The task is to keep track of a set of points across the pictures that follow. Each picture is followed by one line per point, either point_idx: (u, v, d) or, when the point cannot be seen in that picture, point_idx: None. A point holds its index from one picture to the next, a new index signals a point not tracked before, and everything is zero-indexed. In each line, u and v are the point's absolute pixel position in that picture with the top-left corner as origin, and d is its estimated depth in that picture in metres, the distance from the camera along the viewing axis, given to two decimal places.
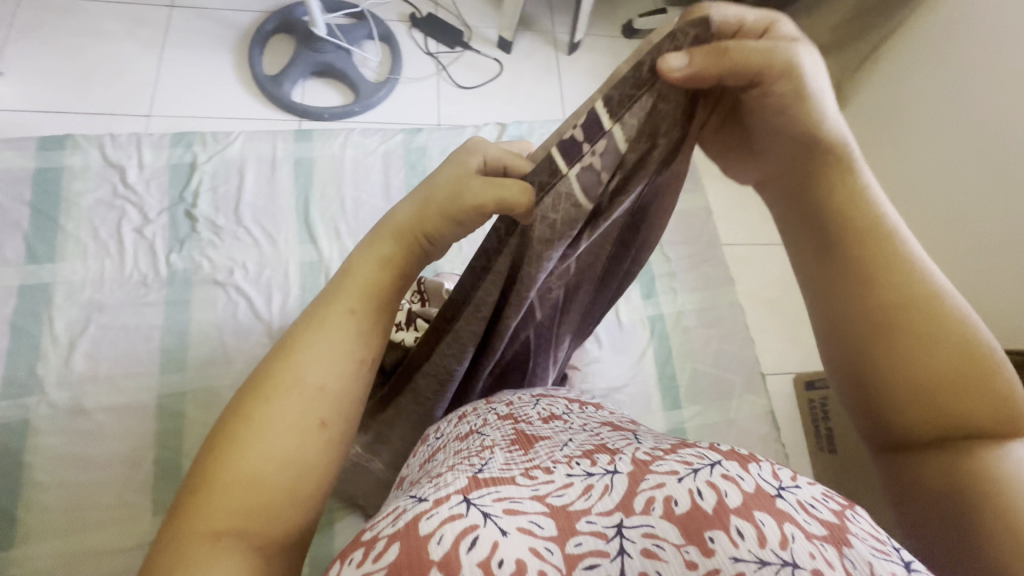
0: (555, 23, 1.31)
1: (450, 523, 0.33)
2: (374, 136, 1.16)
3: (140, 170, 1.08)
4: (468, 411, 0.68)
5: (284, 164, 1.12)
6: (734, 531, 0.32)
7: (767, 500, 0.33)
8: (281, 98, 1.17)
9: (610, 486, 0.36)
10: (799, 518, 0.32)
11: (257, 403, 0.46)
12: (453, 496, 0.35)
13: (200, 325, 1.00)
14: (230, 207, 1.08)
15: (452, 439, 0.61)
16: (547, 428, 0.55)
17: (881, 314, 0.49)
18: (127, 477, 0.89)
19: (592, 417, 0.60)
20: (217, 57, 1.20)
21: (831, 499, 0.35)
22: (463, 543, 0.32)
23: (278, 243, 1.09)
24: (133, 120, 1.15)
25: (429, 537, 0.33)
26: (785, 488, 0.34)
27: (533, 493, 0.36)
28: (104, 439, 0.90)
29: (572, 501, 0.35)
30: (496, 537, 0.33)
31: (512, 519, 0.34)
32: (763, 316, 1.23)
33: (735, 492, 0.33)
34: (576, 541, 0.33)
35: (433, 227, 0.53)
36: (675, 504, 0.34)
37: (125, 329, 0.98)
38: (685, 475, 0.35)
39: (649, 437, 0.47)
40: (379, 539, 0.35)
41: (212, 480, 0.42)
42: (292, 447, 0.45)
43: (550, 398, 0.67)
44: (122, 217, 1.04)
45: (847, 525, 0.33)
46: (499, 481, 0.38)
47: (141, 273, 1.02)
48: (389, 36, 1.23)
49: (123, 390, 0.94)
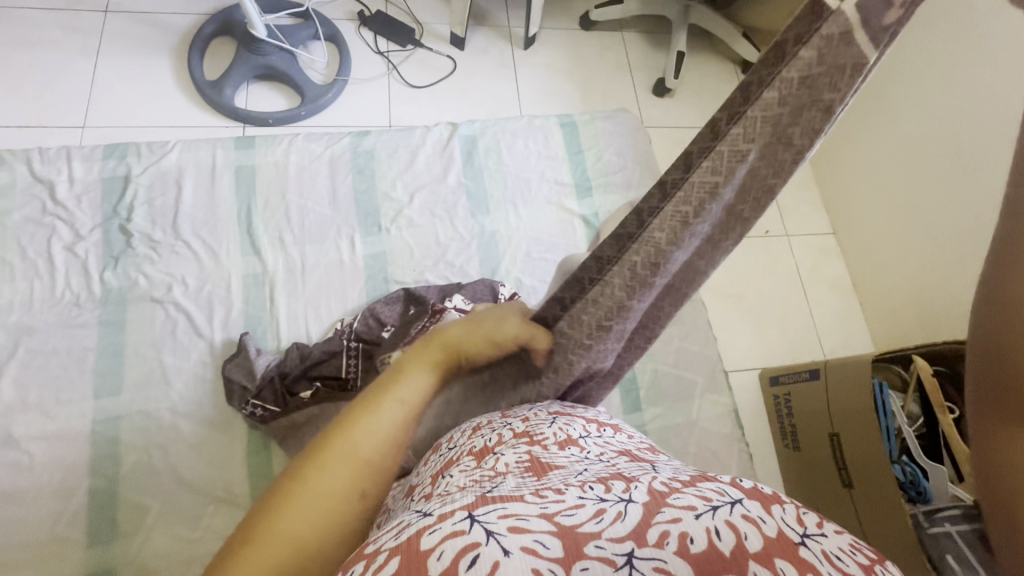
0: (510, 18, 1.37)
1: (452, 539, 0.35)
2: (320, 140, 1.09)
3: (71, 185, 0.99)
4: (483, 421, 0.63)
5: (224, 173, 1.04)
6: None
7: (788, 547, 0.34)
8: (222, 103, 1.13)
9: (623, 512, 0.37)
10: (823, 569, 0.34)
11: (314, 467, 0.43)
12: (458, 513, 0.37)
13: (137, 346, 0.91)
14: (169, 220, 0.99)
15: (465, 453, 0.56)
16: (563, 455, 0.51)
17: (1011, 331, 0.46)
18: (58, 513, 0.80)
19: (609, 444, 0.56)
20: (156, 63, 1.17)
21: (859, 553, 0.36)
22: (463, 562, 0.34)
23: (218, 256, 0.99)
24: (65, 130, 1.09)
25: (430, 553, 0.35)
26: (810, 536, 0.36)
27: (541, 512, 0.38)
28: (35, 469, 0.82)
29: (581, 522, 0.37)
30: (497, 556, 0.34)
31: (516, 538, 0.35)
32: (727, 312, 1.22)
33: (755, 536, 0.35)
34: (582, 565, 0.34)
35: (474, 348, 0.55)
36: (690, 541, 0.35)
37: (56, 353, 0.89)
38: (702, 512, 0.37)
39: (667, 470, 0.48)
40: (380, 552, 0.37)
41: (275, 519, 0.40)
42: (336, 511, 0.42)
43: (569, 416, 0.61)
44: (52, 236, 0.95)
45: None
46: (506, 499, 0.39)
47: (73, 292, 0.92)
48: (335, 36, 1.24)
49: (56, 418, 0.85)
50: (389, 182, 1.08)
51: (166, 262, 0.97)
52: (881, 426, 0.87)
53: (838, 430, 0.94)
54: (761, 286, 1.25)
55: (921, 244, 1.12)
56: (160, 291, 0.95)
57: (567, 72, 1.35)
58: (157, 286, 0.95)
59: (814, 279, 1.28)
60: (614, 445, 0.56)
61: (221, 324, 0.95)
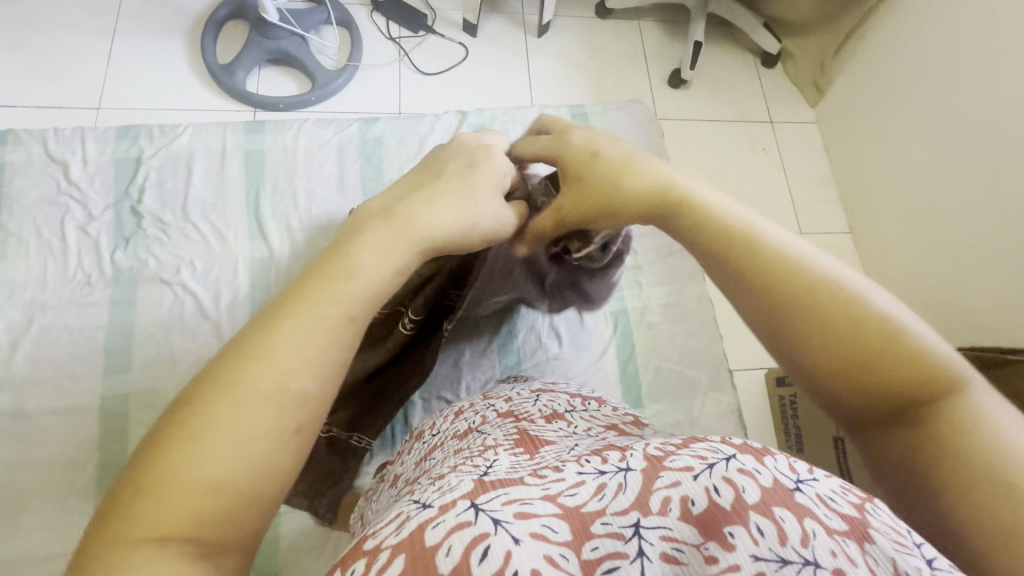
0: (524, 5, 1.35)
1: (459, 532, 0.34)
2: (328, 126, 1.10)
3: (85, 165, 1.01)
4: (464, 405, 0.66)
5: (234, 157, 1.05)
6: (754, 528, 0.32)
7: (785, 496, 0.33)
8: (234, 87, 1.14)
9: (624, 484, 0.37)
10: (819, 513, 0.33)
11: (224, 397, 0.38)
12: (459, 503, 0.36)
13: (146, 325, 0.93)
14: (179, 202, 1.01)
15: (449, 437, 0.57)
16: (551, 430, 0.52)
17: (780, 279, 0.48)
18: (66, 485, 0.83)
19: (596, 419, 0.57)
20: (170, 46, 1.18)
21: (850, 492, 0.35)
22: (474, 557, 0.33)
23: (225, 238, 1.00)
24: (81, 112, 1.11)
25: (437, 549, 0.34)
26: (804, 481, 0.35)
27: (544, 493, 0.37)
28: (46, 440, 0.85)
29: (584, 502, 0.36)
30: (508, 546, 0.33)
31: (525, 525, 0.35)
32: (734, 310, 1.20)
33: (753, 488, 0.34)
34: (592, 545, 0.34)
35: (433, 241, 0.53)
36: (692, 504, 0.35)
37: (68, 330, 0.91)
38: (699, 472, 0.36)
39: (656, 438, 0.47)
40: (381, 550, 0.35)
41: (193, 429, 0.37)
42: (265, 453, 0.38)
43: (551, 393, 0.65)
44: (66, 215, 0.97)
45: (868, 519, 0.33)
46: (506, 484, 0.38)
47: (85, 272, 0.94)
48: (347, 21, 1.23)
49: (67, 392, 0.88)
50: (396, 170, 1.08)
51: (174, 244, 0.98)
52: None
53: (841, 432, 0.93)
54: None
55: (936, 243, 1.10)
56: (169, 273, 0.96)
57: (580, 62, 1.33)
58: (166, 267, 0.96)
59: None
60: (601, 419, 0.57)
61: (226, 306, 0.96)
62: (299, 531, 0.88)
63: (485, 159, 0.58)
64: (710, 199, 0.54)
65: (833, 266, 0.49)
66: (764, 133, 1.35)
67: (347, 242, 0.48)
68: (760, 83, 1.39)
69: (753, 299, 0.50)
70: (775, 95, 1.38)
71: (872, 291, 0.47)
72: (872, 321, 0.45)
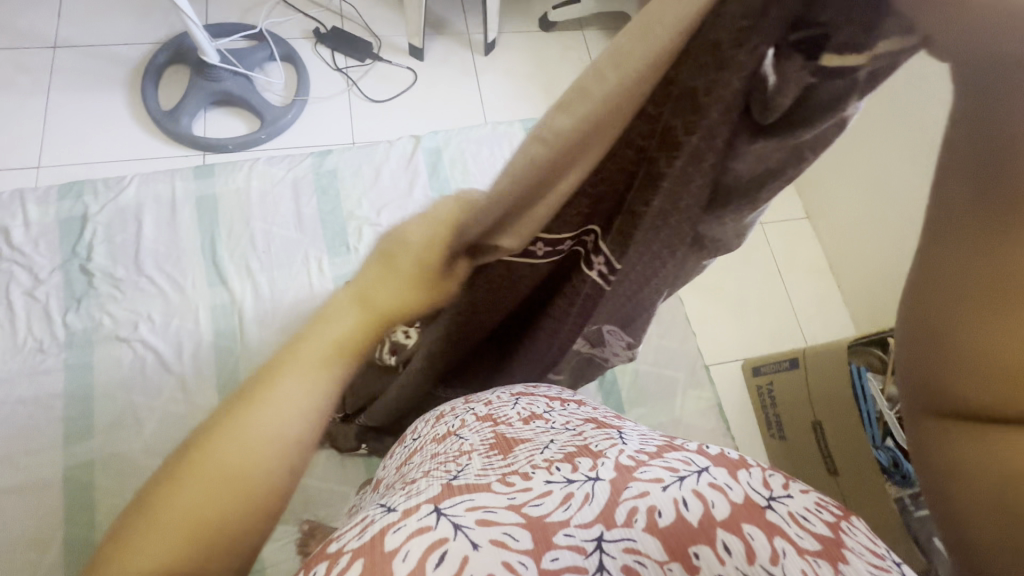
0: (468, 25, 1.36)
1: (418, 536, 0.33)
2: (281, 163, 1.08)
3: (27, 229, 0.97)
4: (446, 408, 0.64)
5: (185, 204, 1.03)
6: (721, 547, 0.33)
7: (755, 512, 0.34)
8: (179, 133, 1.12)
9: (591, 495, 0.36)
10: (791, 533, 0.34)
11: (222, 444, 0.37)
12: (423, 507, 0.35)
13: (106, 388, 0.89)
14: (130, 256, 0.98)
15: (428, 441, 0.56)
16: (528, 429, 0.51)
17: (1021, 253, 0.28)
18: (31, 567, 0.79)
19: (575, 414, 0.55)
20: (109, 97, 1.15)
21: (825, 511, 0.36)
22: (430, 561, 0.32)
23: (182, 287, 0.97)
24: (20, 173, 1.07)
25: (395, 552, 0.32)
26: (776, 499, 0.35)
27: (509, 504, 0.36)
28: (6, 521, 0.81)
29: (549, 512, 0.35)
30: (466, 551, 0.32)
31: (485, 531, 0.34)
32: (705, 304, 1.22)
33: (723, 504, 0.34)
34: (552, 555, 0.33)
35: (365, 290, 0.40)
36: (658, 515, 0.34)
37: (21, 403, 0.87)
38: (669, 483, 0.36)
39: (634, 436, 0.46)
40: (345, 552, 0.34)
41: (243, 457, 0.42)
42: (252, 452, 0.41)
43: (530, 396, 0.62)
44: (11, 282, 0.93)
45: (843, 539, 0.34)
46: (473, 489, 0.37)
47: (36, 338, 0.90)
48: (291, 57, 1.23)
49: (25, 468, 0.83)
50: (354, 201, 1.07)
51: (129, 299, 0.95)
52: (861, 412, 0.83)
53: (819, 416, 0.93)
54: (738, 276, 1.25)
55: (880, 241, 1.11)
56: (126, 329, 0.93)
57: (529, 76, 1.34)
58: (122, 324, 0.93)
59: (792, 265, 1.28)
60: (580, 414, 0.56)
61: (190, 358, 0.93)
62: None
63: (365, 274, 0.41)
64: None
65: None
66: None
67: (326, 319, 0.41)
68: None
69: None
70: None
71: None
72: None
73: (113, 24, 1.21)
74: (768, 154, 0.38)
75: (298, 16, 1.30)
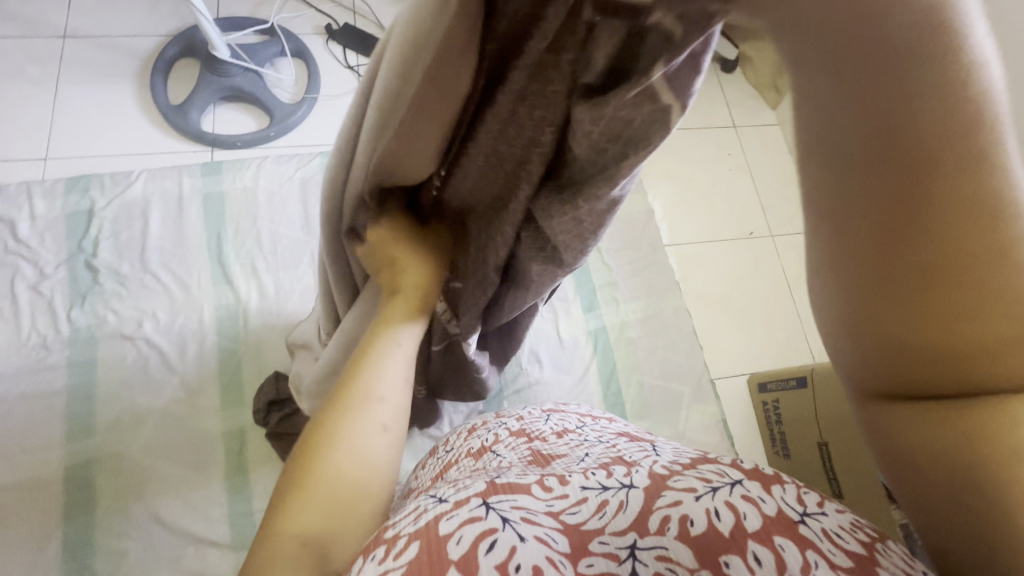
0: None
1: (470, 525, 0.35)
2: (289, 161, 1.07)
3: (33, 223, 0.97)
4: (478, 422, 0.63)
5: (192, 201, 1.02)
6: (751, 557, 0.33)
7: (788, 526, 0.34)
8: (187, 128, 1.11)
9: (625, 502, 0.36)
10: (825, 547, 0.33)
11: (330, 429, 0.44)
12: (472, 500, 0.37)
13: (109, 385, 0.89)
14: (136, 252, 0.97)
15: (463, 455, 0.55)
16: (562, 443, 0.51)
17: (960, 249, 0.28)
18: (32, 564, 0.79)
19: (607, 429, 0.55)
20: (119, 89, 1.14)
21: (859, 530, 0.35)
22: (481, 547, 0.34)
23: (187, 286, 0.96)
24: (26, 165, 1.06)
25: (448, 537, 0.35)
26: (809, 515, 0.35)
27: (547, 508, 0.37)
28: (6, 518, 0.80)
29: (584, 520, 0.36)
30: (513, 542, 0.34)
31: (529, 527, 0.35)
32: (712, 315, 1.21)
33: (755, 516, 0.34)
34: (587, 561, 0.34)
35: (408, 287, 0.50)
36: (691, 524, 0.35)
37: (24, 398, 0.86)
38: (702, 493, 0.36)
39: (668, 450, 0.46)
40: (400, 536, 0.36)
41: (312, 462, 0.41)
42: (346, 479, 0.41)
43: (562, 412, 0.62)
44: (16, 275, 0.93)
45: (877, 558, 0.33)
46: (516, 486, 0.38)
47: (40, 334, 0.90)
48: (302, 53, 1.21)
49: (26, 464, 0.83)
50: None
51: (135, 297, 0.94)
52: None
53: (825, 439, 0.93)
54: (746, 289, 1.24)
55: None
56: (130, 327, 0.92)
57: None
58: (127, 322, 0.93)
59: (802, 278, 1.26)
60: (612, 429, 0.56)
61: (194, 357, 0.93)
62: None
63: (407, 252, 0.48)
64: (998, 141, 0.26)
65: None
66: (728, 139, 1.38)
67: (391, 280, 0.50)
68: (721, 91, 1.43)
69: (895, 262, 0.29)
70: (736, 99, 1.42)
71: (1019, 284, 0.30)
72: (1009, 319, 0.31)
73: (124, 15, 1.20)
74: (598, 136, 0.33)
75: (310, 11, 1.28)
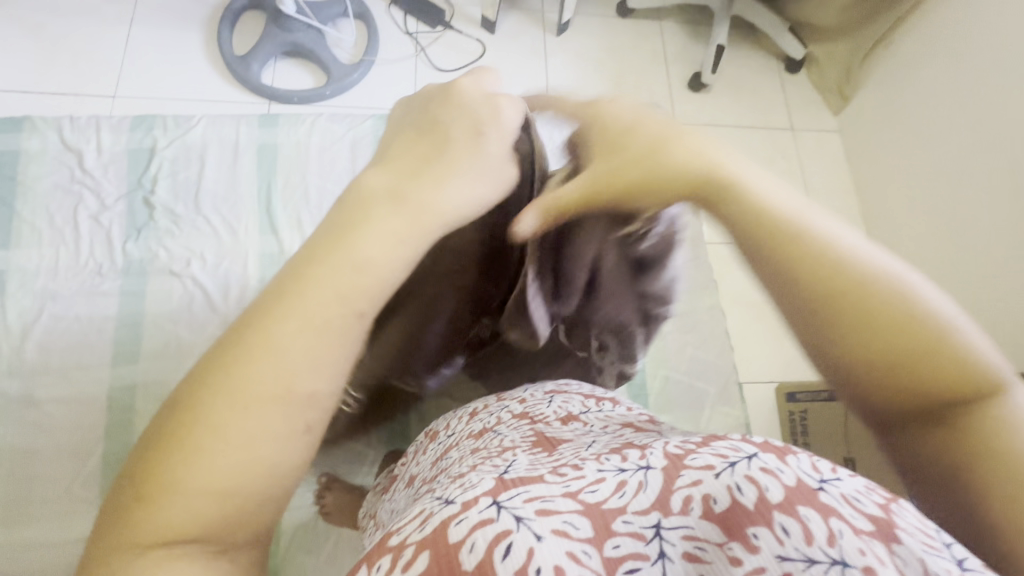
0: (544, 3, 1.33)
1: (483, 528, 0.30)
2: (343, 122, 1.09)
3: (99, 155, 1.01)
4: (478, 406, 0.61)
5: (248, 150, 1.05)
6: (778, 528, 0.28)
7: (807, 494, 0.29)
8: (249, 79, 1.13)
9: (644, 482, 0.32)
10: (846, 513, 0.28)
11: (226, 402, 0.37)
12: (482, 499, 0.32)
13: (155, 317, 0.93)
14: (191, 194, 1.01)
15: (464, 438, 0.53)
16: (567, 430, 0.48)
17: (810, 262, 0.42)
18: (74, 472, 0.84)
19: (611, 417, 0.53)
20: (187, 35, 1.17)
21: (875, 492, 0.30)
22: (497, 552, 0.29)
23: (236, 233, 1.00)
24: (96, 102, 1.11)
25: (460, 545, 0.30)
26: (827, 481, 0.30)
27: (564, 491, 0.33)
28: (52, 429, 0.85)
29: (605, 498, 0.32)
30: (530, 542, 0.29)
31: (546, 521, 0.31)
32: (746, 319, 1.18)
33: (776, 486, 0.29)
34: (613, 543, 0.30)
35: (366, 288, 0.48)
36: (714, 502, 0.30)
37: (78, 320, 0.91)
38: (720, 470, 0.31)
39: (679, 435, 0.42)
40: (406, 545, 0.32)
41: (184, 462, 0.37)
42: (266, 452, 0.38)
43: (564, 393, 0.59)
44: (79, 204, 0.97)
45: (895, 519, 0.28)
46: (526, 480, 0.34)
47: (97, 262, 0.95)
48: (364, 15, 1.22)
49: (75, 381, 0.88)
50: None
51: (186, 237, 0.98)
52: None
53: (852, 454, 0.95)
54: None
55: (971, 240, 1.07)
56: (180, 265, 0.96)
57: (600, 63, 1.32)
58: (177, 259, 0.96)
59: None
60: (616, 419, 0.52)
61: (236, 300, 0.96)
62: (304, 523, 0.88)
63: (493, 122, 0.47)
64: (762, 193, 0.45)
65: (856, 240, 0.43)
66: (784, 141, 1.34)
67: (351, 220, 0.43)
68: (783, 92, 1.38)
69: (790, 301, 0.43)
70: (797, 103, 1.38)
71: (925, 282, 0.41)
72: (907, 323, 0.40)
73: None
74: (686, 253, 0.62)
75: None
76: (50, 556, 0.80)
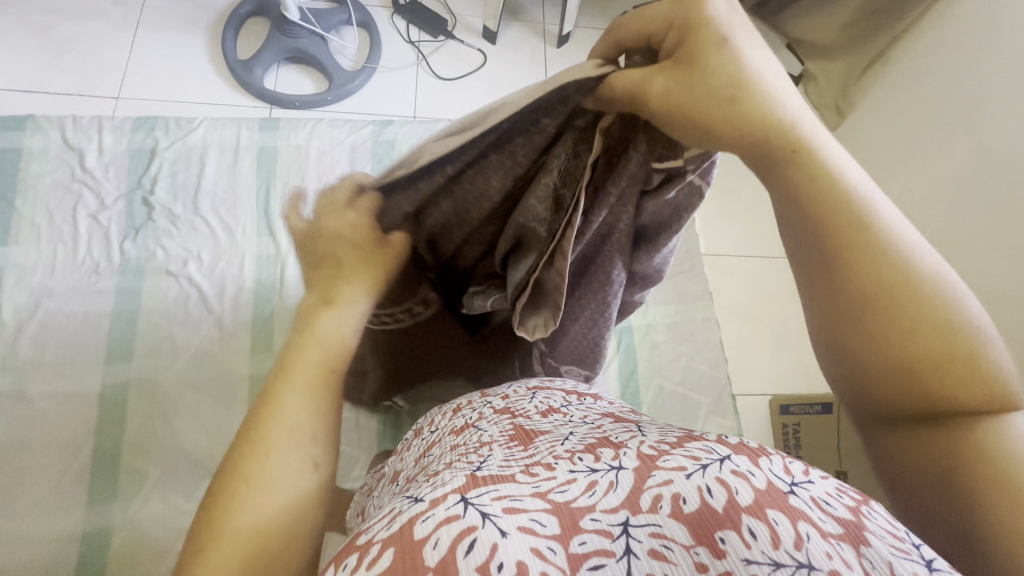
0: (545, 15, 1.35)
1: (447, 526, 0.30)
2: (342, 126, 1.10)
3: (100, 154, 1.02)
4: (462, 402, 0.61)
5: (247, 153, 1.06)
6: (746, 531, 0.29)
7: (778, 497, 0.30)
8: (252, 83, 1.15)
9: (615, 482, 0.32)
10: (814, 516, 0.29)
11: (254, 458, 0.45)
12: (450, 496, 0.32)
13: (150, 316, 0.93)
14: (189, 194, 1.01)
15: (446, 433, 0.53)
16: (546, 422, 0.48)
17: (874, 269, 0.39)
18: (61, 470, 0.83)
19: (594, 409, 0.53)
20: (192, 40, 1.19)
21: (845, 494, 0.31)
22: (461, 547, 0.29)
23: (233, 233, 1.00)
24: (100, 102, 1.12)
25: (425, 541, 0.30)
26: (798, 484, 0.31)
27: (534, 491, 0.33)
28: (42, 425, 0.85)
29: (574, 498, 0.32)
30: (495, 538, 0.29)
31: (513, 518, 0.30)
32: (741, 331, 1.19)
33: (746, 489, 0.30)
34: (580, 539, 0.30)
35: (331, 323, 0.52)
36: (683, 502, 0.31)
37: (73, 317, 0.91)
38: (691, 471, 0.32)
39: (655, 430, 0.42)
40: (373, 543, 0.31)
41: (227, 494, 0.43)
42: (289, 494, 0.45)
43: (547, 389, 0.60)
44: (78, 202, 0.98)
45: (864, 522, 0.29)
46: (497, 479, 0.34)
47: (94, 259, 0.95)
48: (367, 23, 1.24)
49: (66, 378, 0.88)
50: None
51: (183, 237, 0.98)
52: None
53: (844, 467, 0.93)
54: (779, 308, 1.21)
55: (968, 254, 1.07)
56: (176, 265, 0.96)
57: None
58: (173, 259, 0.97)
59: None
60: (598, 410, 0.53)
61: (231, 301, 0.96)
62: None
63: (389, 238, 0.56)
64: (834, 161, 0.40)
65: (936, 254, 0.40)
66: None
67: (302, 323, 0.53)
68: None
69: (840, 301, 0.41)
70: None
71: (971, 299, 0.40)
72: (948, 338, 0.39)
73: None
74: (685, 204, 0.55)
75: None
76: (32, 554, 0.79)
